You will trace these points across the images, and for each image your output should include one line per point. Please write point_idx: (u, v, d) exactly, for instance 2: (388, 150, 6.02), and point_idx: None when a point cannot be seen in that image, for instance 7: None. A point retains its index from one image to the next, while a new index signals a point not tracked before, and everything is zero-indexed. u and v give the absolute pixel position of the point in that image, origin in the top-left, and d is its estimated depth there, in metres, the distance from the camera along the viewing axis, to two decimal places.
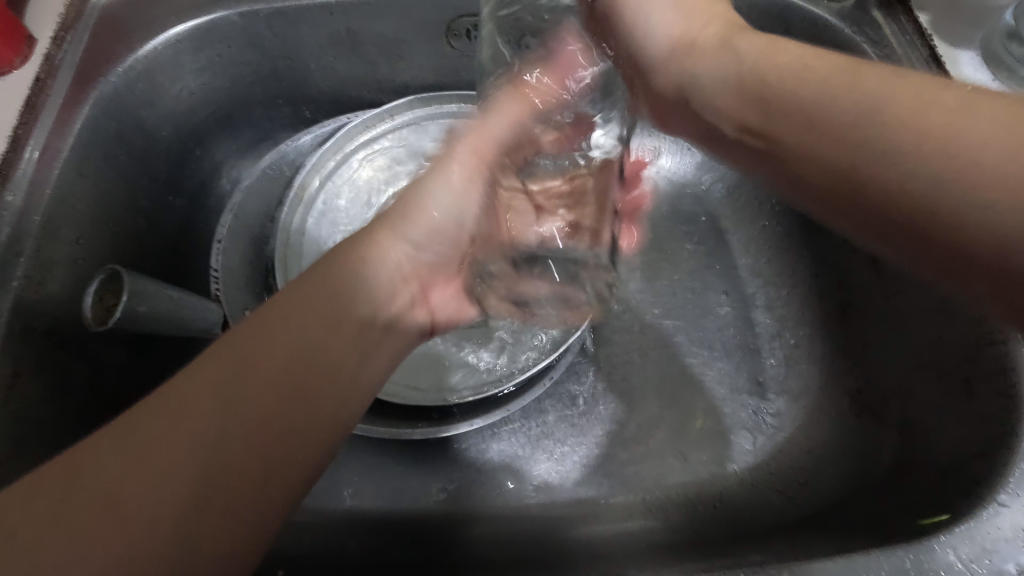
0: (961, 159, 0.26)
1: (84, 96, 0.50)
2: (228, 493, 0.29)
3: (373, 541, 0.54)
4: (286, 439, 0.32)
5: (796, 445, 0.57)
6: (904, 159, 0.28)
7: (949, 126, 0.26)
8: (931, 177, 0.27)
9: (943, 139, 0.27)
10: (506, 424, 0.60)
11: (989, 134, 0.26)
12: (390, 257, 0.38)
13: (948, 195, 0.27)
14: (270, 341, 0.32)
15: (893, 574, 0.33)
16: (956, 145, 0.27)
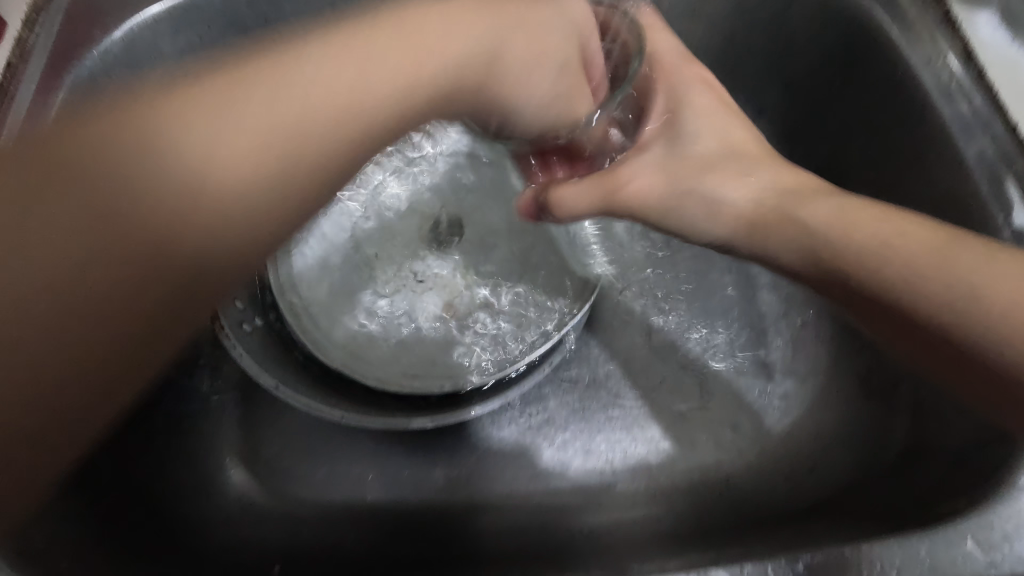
0: (861, 239, 0.34)
1: (58, 82, 0.47)
2: (84, 338, 0.26)
3: (373, 535, 0.53)
4: (171, 310, 0.27)
5: (804, 429, 0.55)
6: (838, 247, 0.35)
7: (828, 215, 0.36)
8: (826, 253, 0.35)
9: (857, 230, 0.34)
10: (505, 412, 0.58)
11: (885, 223, 0.34)
12: (339, 105, 0.30)
13: (879, 255, 0.33)
14: (196, 167, 0.27)
15: (908, 564, 0.31)
16: (857, 229, 0.34)
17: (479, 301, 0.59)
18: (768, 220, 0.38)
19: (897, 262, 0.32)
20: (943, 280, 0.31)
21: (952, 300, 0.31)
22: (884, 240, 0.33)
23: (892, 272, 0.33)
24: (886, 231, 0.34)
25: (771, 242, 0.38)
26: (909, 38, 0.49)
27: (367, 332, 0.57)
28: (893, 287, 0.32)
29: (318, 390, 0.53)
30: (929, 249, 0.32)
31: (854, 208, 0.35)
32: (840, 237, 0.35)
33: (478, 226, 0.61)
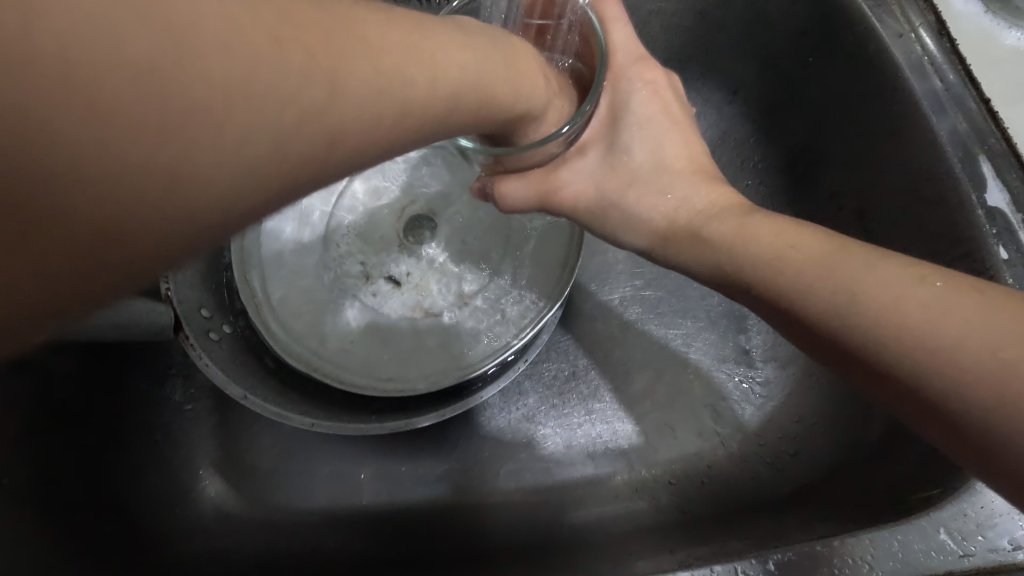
0: (802, 266, 0.31)
1: None
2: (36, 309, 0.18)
3: (354, 540, 0.52)
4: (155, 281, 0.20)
5: (787, 415, 0.55)
6: (782, 269, 0.32)
7: (763, 240, 0.33)
8: (767, 272, 0.32)
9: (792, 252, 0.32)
10: (486, 409, 0.57)
11: (833, 251, 0.31)
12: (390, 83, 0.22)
13: (818, 292, 0.30)
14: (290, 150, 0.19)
15: (881, 556, 0.30)
16: (798, 257, 0.31)
17: (454, 298, 0.58)
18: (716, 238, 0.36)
19: (835, 297, 0.29)
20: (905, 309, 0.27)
21: (900, 329, 0.27)
22: (827, 272, 0.30)
23: (839, 304, 0.29)
24: (820, 255, 0.31)
25: (715, 254, 0.36)
26: (880, 11, 0.47)
27: (338, 336, 0.56)
28: (838, 313, 0.29)
29: (290, 398, 0.52)
30: (877, 270, 0.29)
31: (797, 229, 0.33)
32: (775, 263, 0.32)
33: (450, 221, 0.60)
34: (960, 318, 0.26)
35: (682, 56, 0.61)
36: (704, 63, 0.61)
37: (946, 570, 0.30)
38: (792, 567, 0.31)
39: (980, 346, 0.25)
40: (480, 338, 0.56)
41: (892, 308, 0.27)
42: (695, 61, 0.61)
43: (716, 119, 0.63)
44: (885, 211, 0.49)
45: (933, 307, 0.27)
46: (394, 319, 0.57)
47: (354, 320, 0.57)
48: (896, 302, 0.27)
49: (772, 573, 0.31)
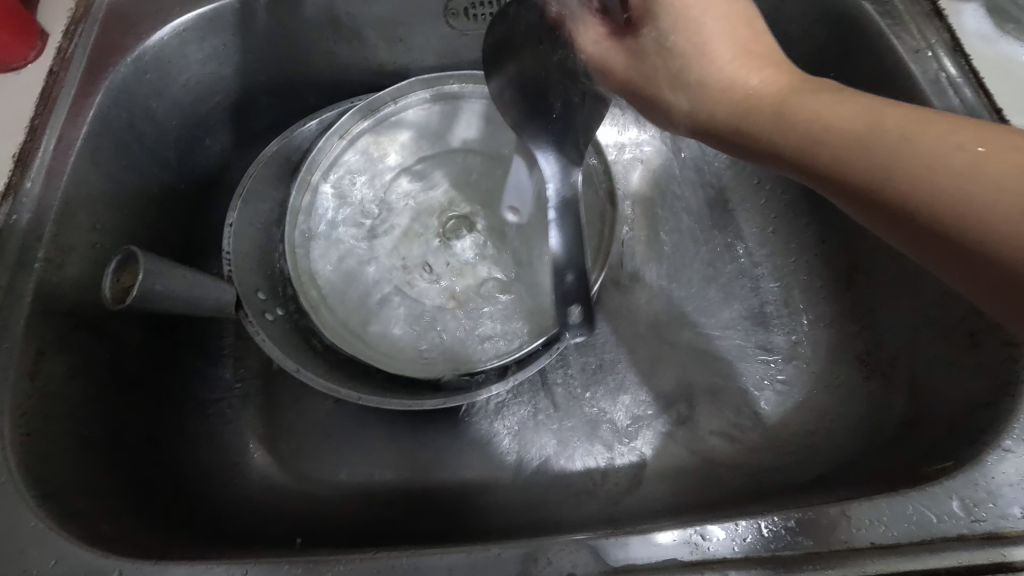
0: (720, 128, 0.38)
1: (97, 86, 0.52)
2: None
3: (388, 513, 0.55)
4: None
5: (808, 410, 0.57)
6: (763, 107, 0.36)
7: (724, 53, 0.36)
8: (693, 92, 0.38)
9: (709, 79, 0.37)
10: (516, 397, 0.60)
11: (790, 119, 0.35)
12: None
13: (709, 119, 0.38)
14: None
15: (896, 518, 0.33)
16: (771, 96, 0.36)
17: (488, 292, 0.61)
18: (615, 74, 0.41)
19: (769, 138, 0.36)
20: (855, 155, 0.32)
21: (1001, 177, 0.28)
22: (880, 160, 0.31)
23: (788, 141, 0.35)
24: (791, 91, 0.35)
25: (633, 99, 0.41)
26: (897, 30, 0.51)
27: (378, 324, 0.60)
28: (723, 136, 0.38)
29: (338, 377, 0.55)
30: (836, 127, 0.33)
31: (848, 98, 0.34)
32: (695, 87, 0.37)
33: (485, 221, 0.65)
34: (881, 183, 0.31)
35: None
36: None
37: (959, 534, 0.32)
38: (814, 524, 0.33)
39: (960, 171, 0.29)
40: (513, 328, 0.59)
41: (966, 186, 0.28)
42: None
43: None
44: None
45: (995, 185, 0.28)
46: (430, 310, 0.61)
47: (392, 310, 0.61)
48: (707, 66, 0.37)
49: (793, 531, 0.33)
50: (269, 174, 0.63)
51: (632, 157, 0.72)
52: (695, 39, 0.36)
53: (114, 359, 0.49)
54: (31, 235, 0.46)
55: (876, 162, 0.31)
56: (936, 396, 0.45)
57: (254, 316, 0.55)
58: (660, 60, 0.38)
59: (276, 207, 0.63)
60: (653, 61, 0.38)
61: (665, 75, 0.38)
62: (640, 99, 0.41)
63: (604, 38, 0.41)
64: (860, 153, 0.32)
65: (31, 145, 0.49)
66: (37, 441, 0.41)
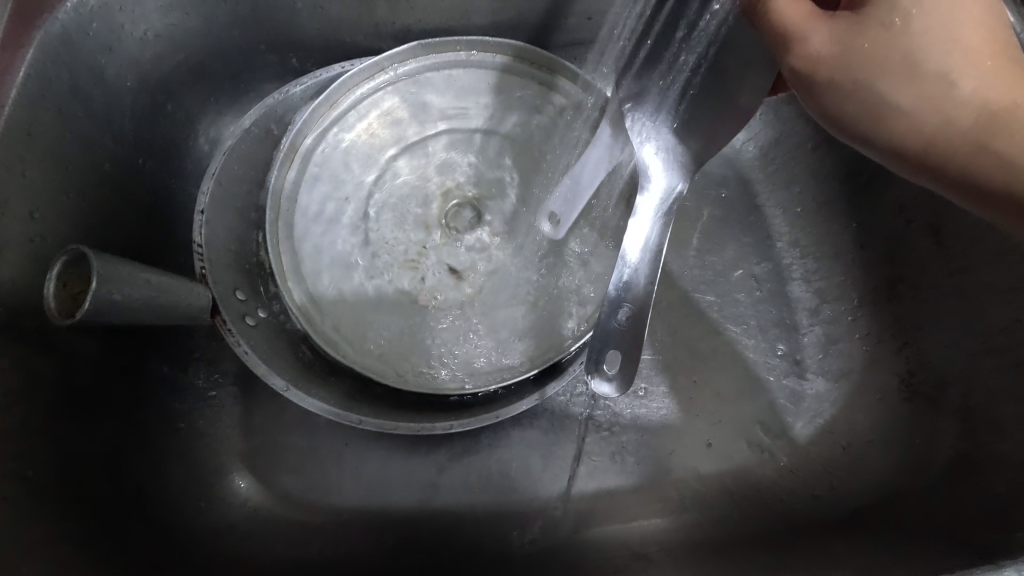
0: (950, 138, 0.34)
1: (29, 37, 0.41)
2: None
3: (388, 542, 0.50)
4: None
5: (842, 430, 0.53)
6: (1015, 115, 0.33)
7: (972, 51, 0.34)
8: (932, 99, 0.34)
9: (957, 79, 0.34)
10: (528, 411, 0.55)
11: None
12: None
13: (940, 125, 0.34)
14: None
15: None
16: None
17: (503, 290, 0.55)
18: (815, 55, 0.36)
19: (1008, 149, 0.33)
20: None
21: None
22: None
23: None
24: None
25: (819, 86, 0.37)
26: None
27: (376, 326, 0.52)
28: (940, 144, 0.35)
29: (329, 393, 0.49)
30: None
31: None
32: (934, 87, 0.34)
33: (496, 211, 0.58)
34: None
35: None
36: None
37: None
38: None
39: None
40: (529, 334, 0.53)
41: None
42: None
43: (773, 122, 0.62)
44: (966, 228, 0.47)
45: None
46: (437, 312, 0.54)
47: (392, 311, 0.53)
48: (944, 64, 0.34)
49: None
50: (248, 151, 0.54)
51: None
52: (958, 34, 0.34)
53: (63, 376, 0.41)
54: None
55: None
56: (1000, 431, 0.43)
57: (234, 322, 0.48)
58: (889, 43, 0.34)
59: (256, 189, 0.55)
60: (881, 46, 0.34)
61: (903, 62, 0.34)
62: (845, 93, 0.36)
63: (806, 9, 0.36)
64: None
65: None
66: None
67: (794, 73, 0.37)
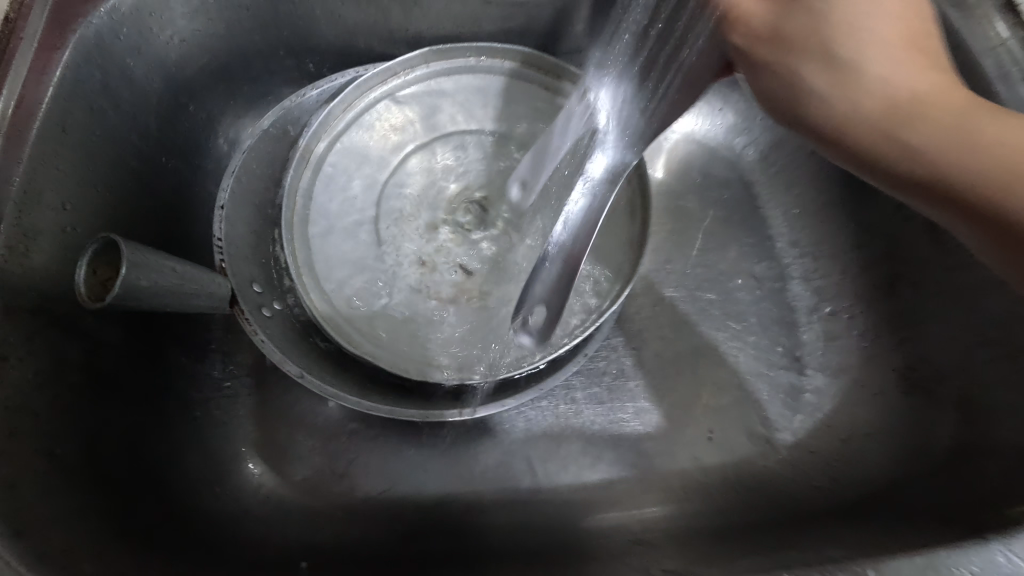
0: (858, 121, 0.34)
1: (64, 39, 0.44)
2: None
3: (397, 528, 0.51)
4: None
5: (841, 425, 0.54)
6: (914, 107, 0.32)
7: (891, 40, 0.32)
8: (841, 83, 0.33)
9: (867, 59, 0.33)
10: (535, 404, 0.56)
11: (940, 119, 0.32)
12: None
13: (848, 108, 0.34)
14: None
15: (982, 569, 0.30)
16: (946, 104, 0.32)
17: (511, 286, 0.56)
18: (755, 31, 0.36)
19: (914, 134, 0.33)
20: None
21: None
22: None
23: (927, 136, 0.32)
24: (949, 97, 0.33)
25: (761, 62, 0.36)
26: (968, 25, 0.47)
27: (387, 320, 0.54)
28: (844, 124, 0.34)
29: (345, 382, 0.51)
30: (984, 125, 0.32)
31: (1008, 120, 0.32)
32: (844, 70, 0.33)
33: (504, 210, 0.59)
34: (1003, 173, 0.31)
35: None
36: None
37: None
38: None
39: None
40: None
41: None
42: None
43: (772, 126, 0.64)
44: None
45: None
46: (447, 307, 0.55)
47: (404, 306, 0.55)
48: (867, 51, 0.33)
49: None
50: (265, 151, 0.57)
51: (658, 146, 0.68)
52: (867, 26, 0.32)
53: (90, 360, 0.43)
54: None
55: None
56: (994, 420, 0.44)
57: (252, 314, 0.50)
58: (813, 24, 0.33)
59: (273, 187, 0.57)
60: (803, 31, 0.34)
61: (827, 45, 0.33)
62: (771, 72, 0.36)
63: None
64: None
65: None
66: None
67: (738, 51, 0.38)
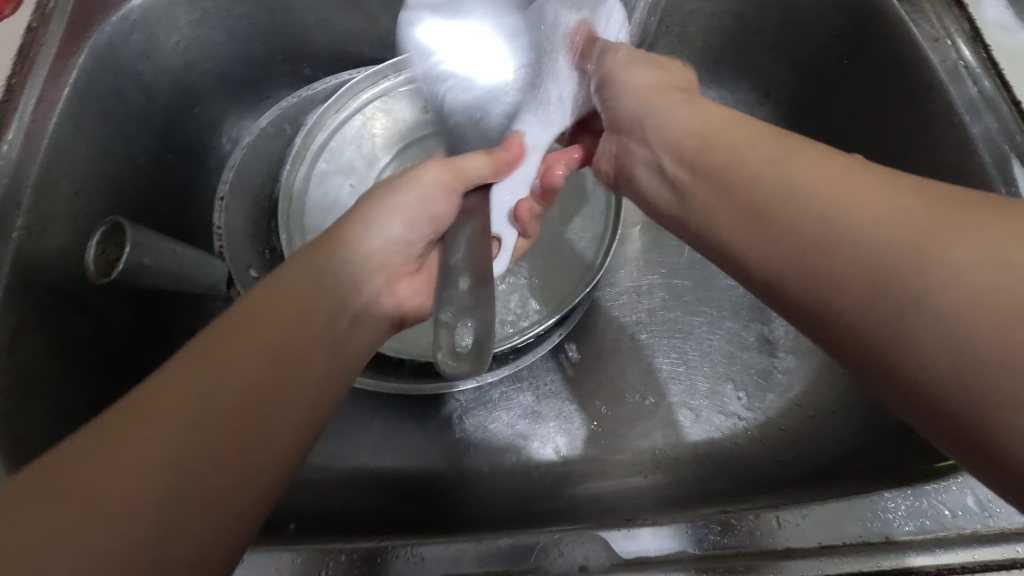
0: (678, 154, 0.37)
1: (80, 45, 0.48)
2: None
3: (381, 498, 0.53)
4: None
5: (810, 403, 0.56)
6: (704, 156, 0.35)
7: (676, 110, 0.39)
8: (769, 227, 0.29)
9: (786, 173, 0.29)
10: (516, 384, 0.59)
11: (915, 217, 0.24)
12: None
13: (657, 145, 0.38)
14: None
15: (908, 513, 0.33)
16: (754, 160, 0.31)
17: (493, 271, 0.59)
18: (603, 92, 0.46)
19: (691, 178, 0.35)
20: (793, 241, 0.28)
21: (960, 320, 0.22)
22: (827, 249, 0.26)
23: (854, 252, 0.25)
24: (769, 144, 0.32)
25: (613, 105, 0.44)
26: (917, 18, 0.49)
27: None
28: (794, 228, 0.28)
29: None
30: (851, 194, 0.27)
31: (855, 170, 0.28)
32: (640, 125, 0.41)
33: None
34: (794, 277, 0.28)
35: (717, 60, 0.65)
36: (736, 66, 0.65)
37: (971, 529, 0.32)
38: (829, 518, 0.33)
39: (965, 274, 0.22)
40: (521, 311, 0.58)
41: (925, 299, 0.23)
42: (728, 65, 0.65)
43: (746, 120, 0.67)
44: None
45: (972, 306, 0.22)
46: None
47: None
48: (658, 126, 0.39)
49: (802, 525, 0.33)
50: (263, 147, 0.61)
51: None
52: (686, 130, 0.37)
53: (98, 335, 0.47)
54: (8, 202, 0.43)
55: (852, 283, 0.25)
56: None
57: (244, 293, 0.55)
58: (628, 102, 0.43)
59: (270, 182, 0.61)
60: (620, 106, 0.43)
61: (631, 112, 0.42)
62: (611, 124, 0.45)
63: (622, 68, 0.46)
64: (814, 265, 0.26)
65: (8, 106, 0.45)
66: (14, 421, 0.39)
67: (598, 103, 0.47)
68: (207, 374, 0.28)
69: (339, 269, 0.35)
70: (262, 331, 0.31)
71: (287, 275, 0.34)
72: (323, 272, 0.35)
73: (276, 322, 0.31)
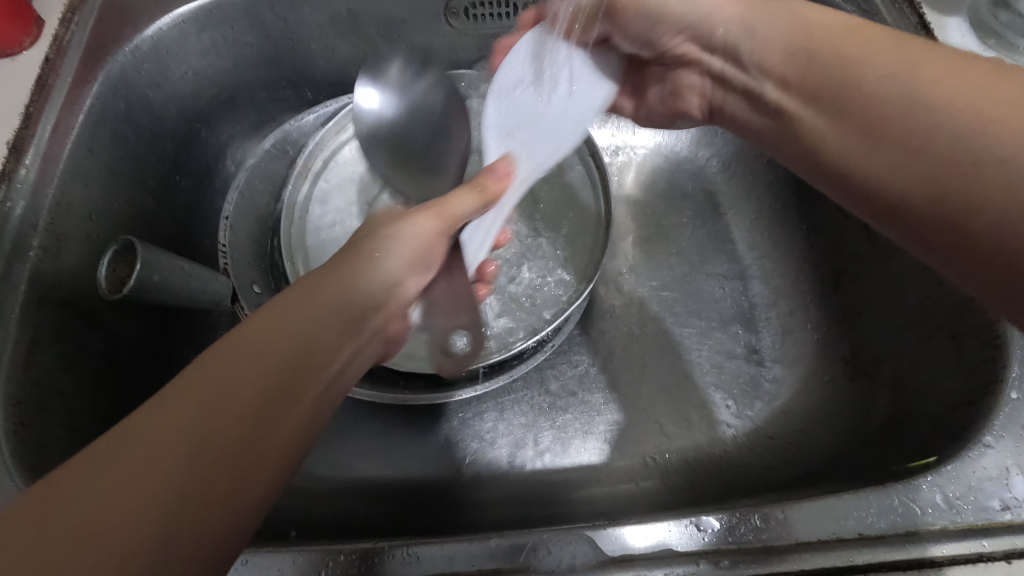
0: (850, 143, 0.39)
1: (94, 74, 0.51)
2: None
3: (380, 506, 0.55)
4: None
5: (796, 411, 0.58)
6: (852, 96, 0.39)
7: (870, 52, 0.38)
8: (903, 144, 0.36)
9: (902, 75, 0.37)
10: (511, 395, 0.61)
11: (1004, 128, 0.33)
12: None
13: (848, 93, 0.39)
14: None
15: (881, 510, 0.35)
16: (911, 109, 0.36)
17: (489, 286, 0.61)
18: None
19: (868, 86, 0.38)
20: (906, 173, 0.36)
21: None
22: (960, 171, 0.34)
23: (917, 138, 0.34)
24: (878, 54, 0.38)
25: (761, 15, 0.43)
26: None
27: None
28: (901, 124, 0.36)
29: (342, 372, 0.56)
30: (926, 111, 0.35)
31: (963, 74, 0.35)
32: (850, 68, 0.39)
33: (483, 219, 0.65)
34: (926, 197, 0.36)
35: None
36: None
37: (941, 525, 0.34)
38: (807, 516, 0.35)
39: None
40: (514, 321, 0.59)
41: None
42: None
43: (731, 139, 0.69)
44: None
45: None
46: None
47: None
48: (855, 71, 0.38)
49: (780, 522, 0.35)
50: (265, 168, 0.64)
51: (626, 160, 0.73)
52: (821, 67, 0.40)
53: (108, 349, 0.49)
54: (26, 223, 0.46)
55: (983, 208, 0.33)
56: (919, 396, 0.47)
57: (251, 310, 0.56)
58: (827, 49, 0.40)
59: (274, 201, 0.63)
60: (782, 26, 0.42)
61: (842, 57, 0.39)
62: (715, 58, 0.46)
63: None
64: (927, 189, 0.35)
65: (25, 133, 0.48)
66: (31, 431, 0.41)
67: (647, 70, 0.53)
68: (216, 405, 0.28)
69: (342, 301, 0.33)
70: (278, 354, 0.30)
71: (290, 304, 0.32)
72: (335, 295, 0.33)
73: (277, 361, 0.30)
